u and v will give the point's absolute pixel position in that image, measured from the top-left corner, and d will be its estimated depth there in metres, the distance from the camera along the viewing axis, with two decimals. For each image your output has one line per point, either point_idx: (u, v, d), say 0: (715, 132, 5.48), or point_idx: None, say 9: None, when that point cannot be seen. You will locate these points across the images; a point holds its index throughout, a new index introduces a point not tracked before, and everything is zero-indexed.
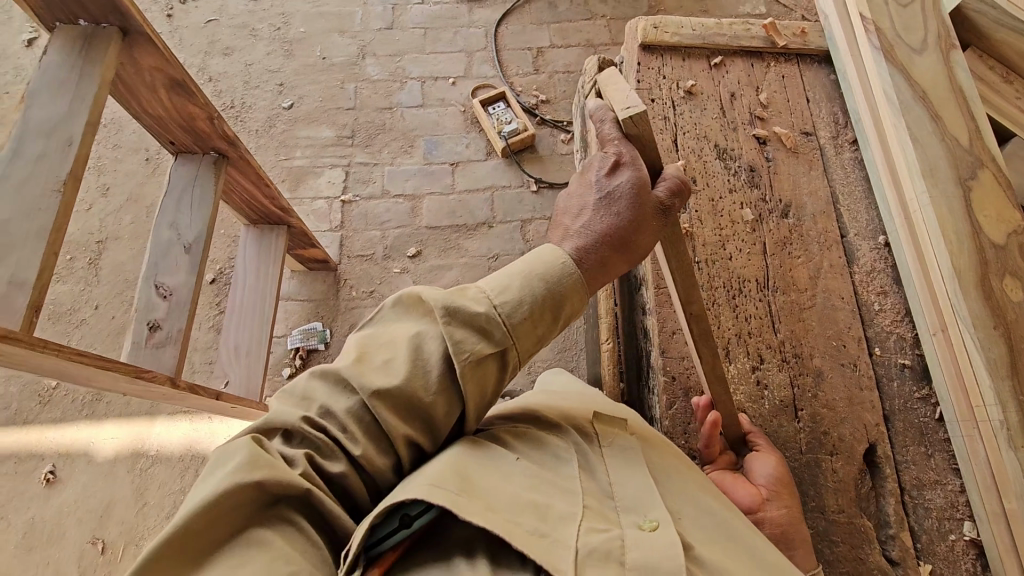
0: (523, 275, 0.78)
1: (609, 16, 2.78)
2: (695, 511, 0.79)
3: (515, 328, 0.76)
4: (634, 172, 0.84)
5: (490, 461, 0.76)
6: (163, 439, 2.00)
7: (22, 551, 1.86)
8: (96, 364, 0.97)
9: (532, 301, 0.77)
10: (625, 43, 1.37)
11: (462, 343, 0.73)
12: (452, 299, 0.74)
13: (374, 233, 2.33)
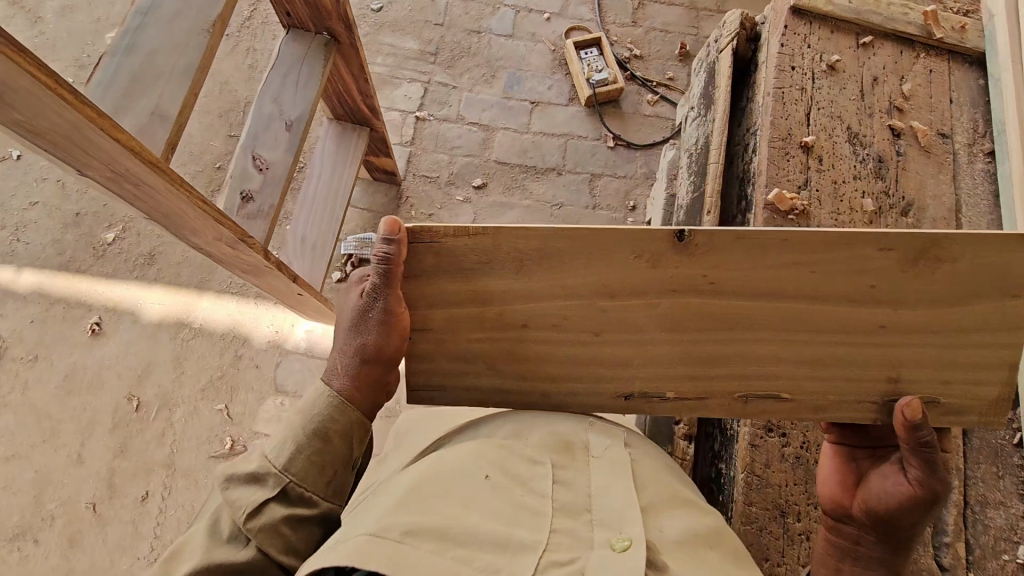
0: (292, 419, 0.97)
1: None
2: (677, 528, 0.84)
3: (289, 470, 0.93)
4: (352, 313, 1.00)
5: (457, 490, 0.81)
6: (209, 315, 2.03)
7: (61, 393, 1.92)
8: (213, 220, 0.97)
9: (294, 439, 0.95)
10: (774, 2, 1.29)
11: (240, 499, 0.91)
12: (230, 471, 0.95)
13: (442, 156, 2.27)
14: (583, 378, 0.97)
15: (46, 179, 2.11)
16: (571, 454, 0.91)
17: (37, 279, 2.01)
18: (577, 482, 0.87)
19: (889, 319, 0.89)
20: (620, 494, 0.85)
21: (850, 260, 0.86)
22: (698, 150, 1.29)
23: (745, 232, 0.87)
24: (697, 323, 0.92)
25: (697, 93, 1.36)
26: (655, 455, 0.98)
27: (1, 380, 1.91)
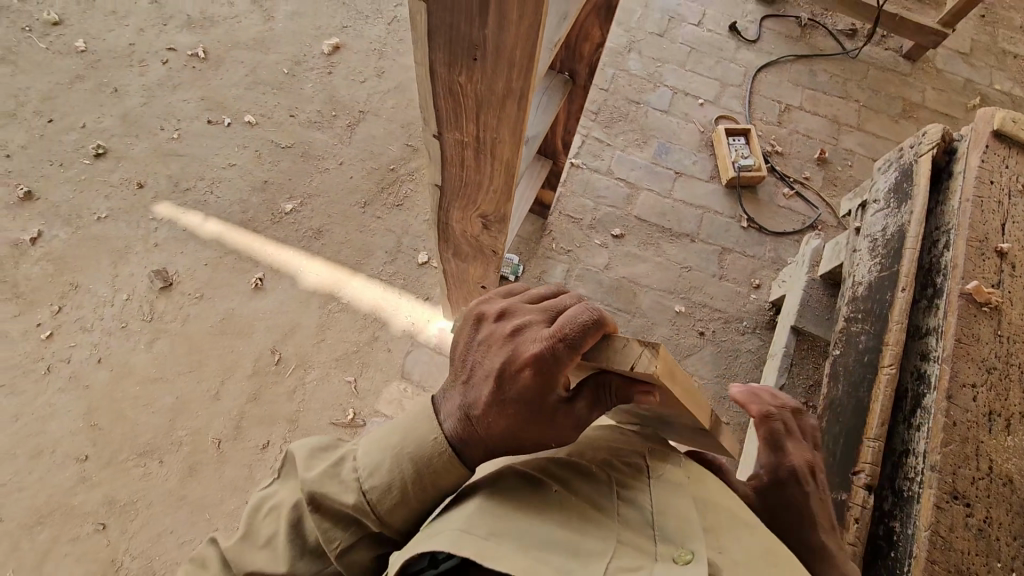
0: (395, 453, 0.80)
1: (862, 102, 2.86)
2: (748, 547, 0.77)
3: (386, 514, 0.79)
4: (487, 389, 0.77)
5: (516, 494, 0.74)
6: (356, 293, 2.20)
7: (216, 332, 2.09)
8: (505, 195, 1.11)
9: (401, 480, 0.79)
10: (975, 124, 1.43)
11: (331, 532, 0.78)
12: (319, 486, 0.80)
13: (587, 202, 2.47)
14: None
15: (246, 147, 2.37)
16: (631, 473, 0.83)
17: (219, 229, 2.24)
18: (642, 493, 0.80)
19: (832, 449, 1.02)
20: (682, 512, 0.77)
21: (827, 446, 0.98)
22: (888, 236, 1.42)
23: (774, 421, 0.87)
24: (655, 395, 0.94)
25: (887, 188, 1.51)
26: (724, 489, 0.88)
27: (169, 309, 2.10)
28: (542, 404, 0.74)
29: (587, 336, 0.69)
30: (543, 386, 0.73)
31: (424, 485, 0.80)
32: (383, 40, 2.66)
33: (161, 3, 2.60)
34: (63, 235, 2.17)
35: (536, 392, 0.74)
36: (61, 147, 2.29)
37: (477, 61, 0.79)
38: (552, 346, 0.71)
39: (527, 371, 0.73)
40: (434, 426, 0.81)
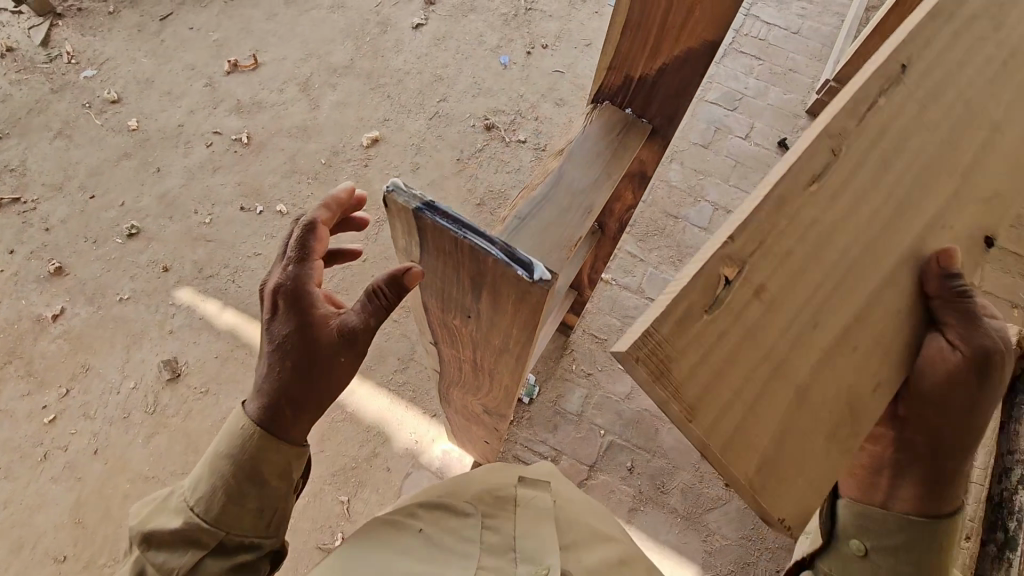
0: (206, 465, 0.88)
1: None
2: (595, 559, 1.05)
3: (214, 516, 0.86)
4: (288, 322, 0.88)
5: (395, 534, 1.04)
6: (362, 402, 2.12)
7: (214, 432, 2.02)
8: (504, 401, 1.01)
9: (224, 485, 0.87)
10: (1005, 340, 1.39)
11: (168, 561, 0.85)
12: (151, 523, 0.88)
13: (614, 321, 2.35)
14: (847, 210, 0.68)
15: (274, 236, 2.37)
16: (503, 510, 1.11)
17: (234, 320, 2.21)
18: (509, 522, 1.08)
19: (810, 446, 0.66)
20: (541, 534, 1.04)
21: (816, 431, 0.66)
22: None
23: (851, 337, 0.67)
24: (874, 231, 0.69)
25: None
26: (575, 512, 1.16)
27: (172, 401, 2.06)
28: (307, 320, 0.88)
29: (300, 237, 0.92)
30: (291, 298, 0.88)
31: (245, 476, 0.87)
32: (423, 137, 2.65)
33: (214, 86, 2.69)
34: (84, 313, 2.18)
35: (296, 311, 0.88)
36: (97, 223, 2.34)
37: (470, 317, 0.75)
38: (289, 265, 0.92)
39: (271, 300, 0.89)
40: (240, 413, 0.89)
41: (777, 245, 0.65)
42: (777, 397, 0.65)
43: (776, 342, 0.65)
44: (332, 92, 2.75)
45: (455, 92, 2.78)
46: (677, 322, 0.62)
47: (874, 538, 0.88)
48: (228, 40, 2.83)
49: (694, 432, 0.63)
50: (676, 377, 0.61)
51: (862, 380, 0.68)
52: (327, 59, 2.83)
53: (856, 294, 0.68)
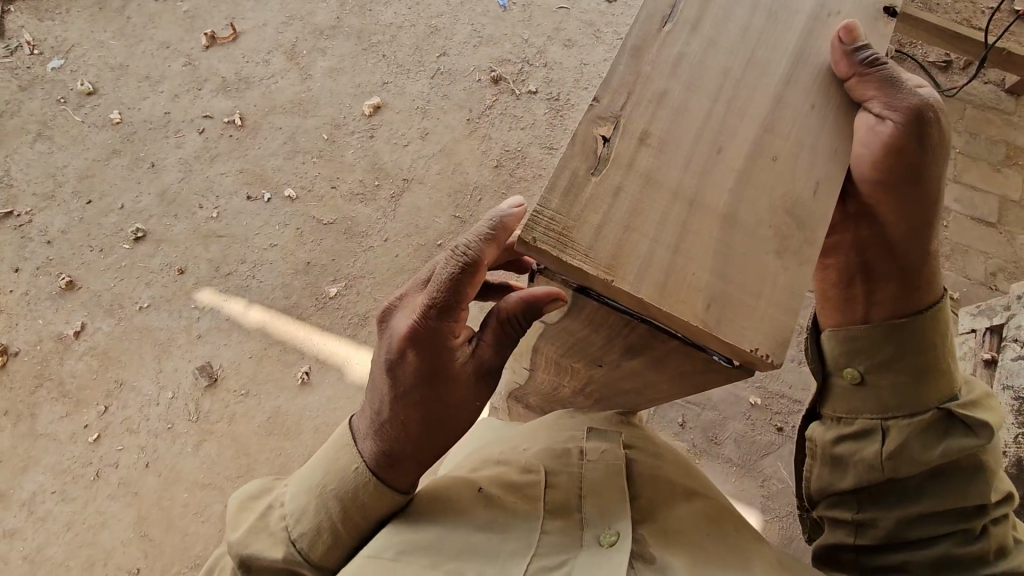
0: (308, 494, 0.86)
1: (957, 149, 2.58)
2: (698, 512, 0.94)
3: (316, 547, 0.85)
4: (425, 376, 0.81)
5: (452, 495, 0.91)
6: None
7: (263, 432, 1.99)
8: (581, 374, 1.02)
9: (330, 523, 0.85)
10: None
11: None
12: (244, 547, 0.85)
13: None
14: (691, 106, 0.73)
15: (288, 224, 2.25)
16: (565, 462, 0.97)
17: (263, 317, 2.13)
18: (580, 480, 0.94)
19: (750, 285, 0.68)
20: (615, 495, 0.92)
21: (759, 270, 0.69)
22: None
23: (751, 188, 0.71)
24: (739, 105, 0.74)
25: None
26: (667, 458, 1.04)
27: (215, 407, 2.02)
28: (450, 373, 0.83)
29: (454, 284, 0.79)
30: (427, 353, 0.81)
31: (348, 517, 0.85)
32: (428, 99, 2.47)
33: (194, 64, 2.49)
34: (107, 327, 2.10)
35: (439, 366, 0.82)
36: (101, 230, 2.22)
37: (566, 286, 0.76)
38: (433, 312, 0.80)
39: (411, 351, 0.81)
40: (353, 451, 0.86)
41: (646, 98, 0.74)
42: (705, 228, 0.70)
43: (680, 179, 0.71)
44: (322, 58, 2.53)
45: (455, 43, 2.57)
46: (563, 191, 0.70)
47: (863, 360, 0.96)
48: (198, 9, 2.59)
49: (635, 281, 0.67)
50: (589, 233, 0.69)
51: (794, 186, 0.72)
52: (311, 20, 2.60)
53: (752, 114, 0.73)
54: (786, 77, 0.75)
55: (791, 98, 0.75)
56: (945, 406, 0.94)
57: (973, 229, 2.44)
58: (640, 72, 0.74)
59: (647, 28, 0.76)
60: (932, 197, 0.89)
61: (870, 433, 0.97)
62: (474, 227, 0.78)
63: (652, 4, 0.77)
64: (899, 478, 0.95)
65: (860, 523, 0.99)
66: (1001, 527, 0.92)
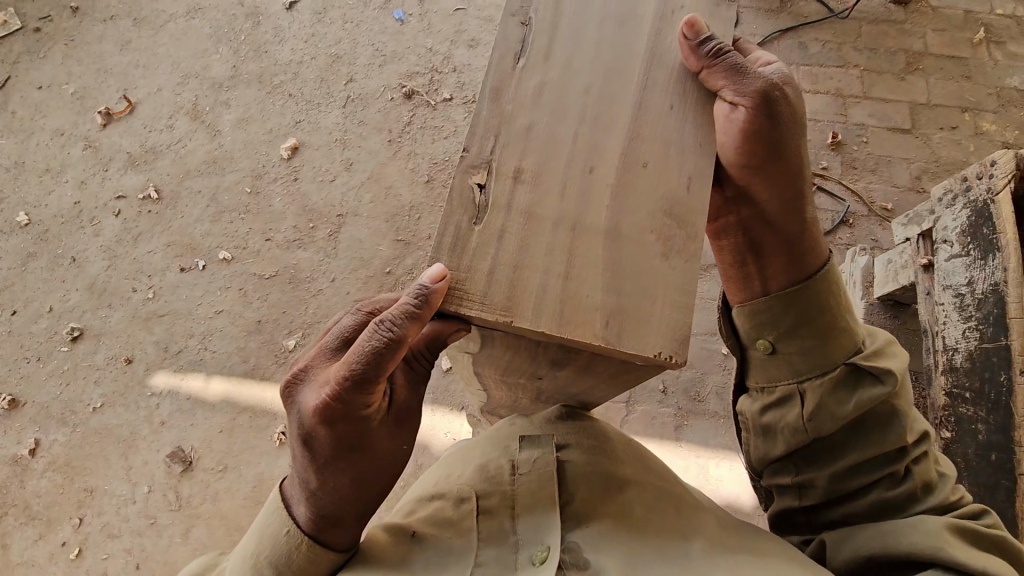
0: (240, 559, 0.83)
1: (862, 66, 2.66)
2: (640, 499, 0.89)
3: None
4: (345, 445, 0.76)
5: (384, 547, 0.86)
6: None
7: (250, 504, 1.90)
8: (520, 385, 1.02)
9: None
10: (998, 156, 1.23)
11: None
12: None
13: None
14: (556, 133, 0.76)
15: (229, 286, 2.18)
16: (497, 480, 0.93)
17: (225, 386, 2.05)
18: (513, 498, 0.89)
19: (642, 289, 0.71)
20: (546, 506, 0.87)
21: (648, 274, 0.71)
22: (979, 296, 1.20)
23: (631, 198, 0.74)
24: (602, 122, 0.77)
25: (952, 241, 1.31)
26: (619, 447, 1.00)
27: (195, 490, 1.92)
28: (373, 435, 0.78)
29: (375, 359, 0.71)
30: (348, 426, 0.75)
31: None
32: (345, 128, 2.42)
33: (95, 146, 2.38)
34: (63, 437, 2.00)
35: (364, 434, 0.77)
36: (34, 338, 2.11)
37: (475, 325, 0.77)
38: (350, 385, 0.72)
39: (329, 429, 0.74)
40: (286, 517, 0.81)
41: (513, 136, 0.76)
42: (593, 245, 0.72)
43: (560, 207, 0.73)
44: (227, 111, 2.45)
45: (360, 67, 2.52)
46: (450, 247, 0.73)
47: (771, 330, 0.91)
48: (88, 88, 2.48)
49: (534, 315, 0.70)
50: (481, 281, 0.71)
51: (669, 188, 0.74)
52: (207, 74, 2.51)
53: (616, 128, 0.76)
54: (642, 84, 0.79)
55: (650, 102, 0.78)
56: (850, 360, 0.89)
57: (892, 139, 2.52)
58: (503, 113, 0.76)
59: (503, 67, 0.78)
60: (801, 168, 0.87)
61: (787, 398, 0.92)
62: (402, 302, 0.70)
63: (503, 44, 0.79)
64: (823, 437, 0.90)
65: (801, 485, 0.93)
66: (924, 465, 0.88)
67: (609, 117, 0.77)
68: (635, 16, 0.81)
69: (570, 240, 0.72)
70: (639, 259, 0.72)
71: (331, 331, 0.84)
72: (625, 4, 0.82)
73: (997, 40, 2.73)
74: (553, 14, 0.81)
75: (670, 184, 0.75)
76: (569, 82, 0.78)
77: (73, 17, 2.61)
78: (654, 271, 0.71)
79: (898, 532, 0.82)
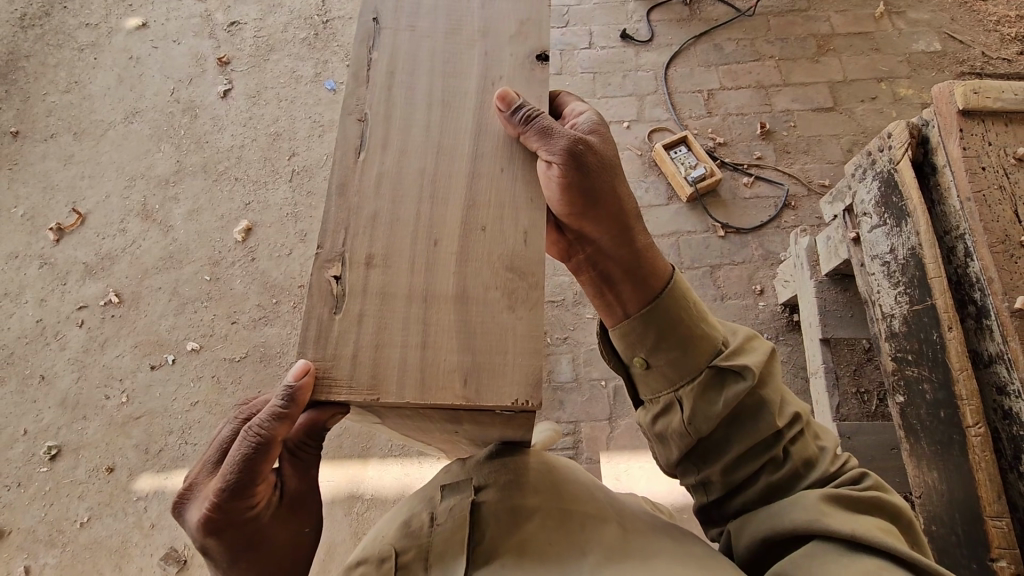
0: None
1: (777, 57, 2.78)
2: (552, 534, 0.88)
3: None
4: (241, 548, 0.77)
5: None
6: (377, 482, 1.97)
7: None
8: (456, 441, 1.05)
9: None
10: (893, 128, 1.30)
11: None
12: None
13: (564, 278, 2.29)
14: (398, 215, 0.81)
15: (202, 375, 2.18)
16: (416, 535, 0.92)
17: None
18: (428, 548, 0.89)
19: (488, 341, 0.74)
20: (457, 551, 0.87)
21: (489, 324, 0.75)
22: (902, 261, 1.25)
23: (474, 259, 0.79)
24: (440, 196, 0.82)
25: (870, 213, 1.36)
26: (540, 478, 0.99)
27: None
28: (267, 531, 0.78)
29: (245, 466, 0.73)
30: (237, 532, 0.76)
31: None
32: (295, 201, 2.47)
33: (51, 262, 2.41)
34: (53, 560, 1.96)
35: (257, 533, 0.77)
36: (11, 465, 2.09)
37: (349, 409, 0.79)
38: (225, 495, 0.74)
39: (218, 541, 0.76)
40: None
41: (361, 225, 0.81)
42: (443, 312, 0.76)
43: (410, 281, 0.78)
44: (177, 205, 2.50)
45: (301, 140, 2.60)
46: (314, 339, 0.75)
47: (642, 346, 0.95)
48: (37, 208, 2.52)
49: (397, 388, 0.72)
50: (346, 365, 0.74)
51: (508, 246, 0.80)
52: (153, 173, 2.57)
53: (454, 200, 0.82)
54: (472, 155, 0.85)
55: (482, 169, 0.84)
56: (714, 362, 0.93)
57: (818, 119, 2.62)
58: (349, 206, 0.81)
59: (347, 163, 0.84)
60: (623, 203, 0.97)
61: (670, 406, 0.95)
62: (266, 406, 0.74)
63: (343, 143, 0.85)
64: (707, 437, 0.93)
65: (703, 483, 0.96)
66: (802, 442, 0.92)
67: (445, 193, 0.82)
68: (457, 95, 0.89)
69: (421, 312, 0.76)
70: (482, 313, 0.76)
71: (214, 445, 0.85)
72: (446, 87, 0.90)
73: (897, 10, 2.88)
74: (385, 106, 0.88)
75: (505, 241, 0.80)
76: (404, 168, 0.84)
77: (14, 142, 2.67)
78: (495, 322, 0.75)
79: (781, 510, 0.85)
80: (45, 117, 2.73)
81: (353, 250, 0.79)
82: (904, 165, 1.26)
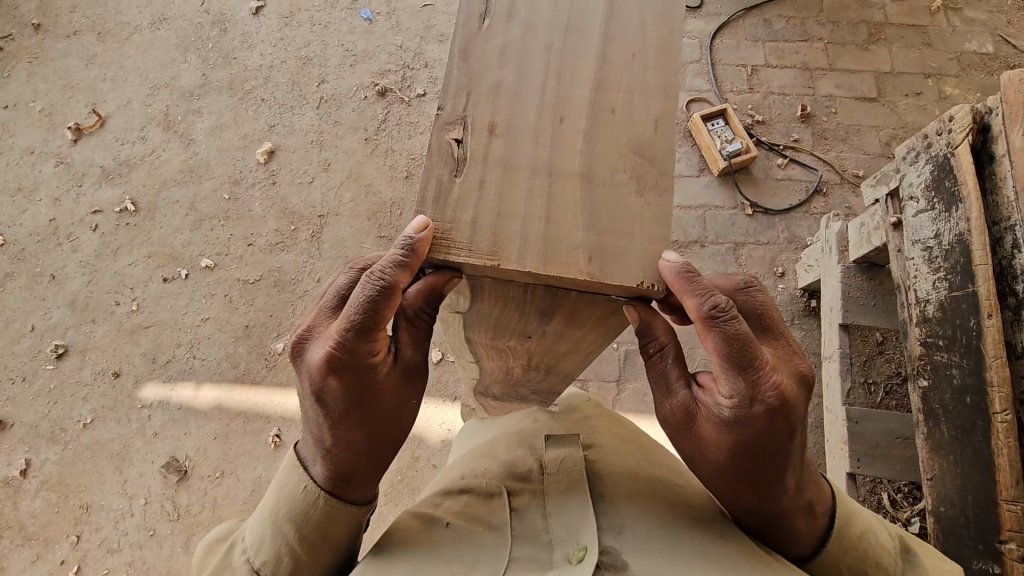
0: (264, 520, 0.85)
1: (826, 39, 2.70)
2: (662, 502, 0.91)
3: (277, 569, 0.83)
4: (349, 395, 0.76)
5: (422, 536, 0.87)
6: None
7: (249, 508, 1.89)
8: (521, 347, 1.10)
9: (289, 549, 0.82)
10: (957, 112, 1.26)
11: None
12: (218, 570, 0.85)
13: None
14: (522, 90, 0.78)
15: (214, 294, 2.17)
16: (526, 479, 0.96)
17: (216, 394, 2.04)
18: (545, 495, 0.92)
19: (616, 233, 0.75)
20: (577, 501, 0.89)
21: (627, 216, 0.76)
22: (946, 247, 1.23)
23: (603, 142, 0.77)
24: (571, 67, 0.80)
25: (919, 195, 1.34)
26: (647, 462, 1.02)
27: (193, 499, 1.91)
28: (381, 385, 0.78)
29: (370, 307, 0.73)
30: (353, 380, 0.75)
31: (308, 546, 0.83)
32: (320, 129, 2.41)
33: (67, 162, 2.36)
34: (55, 456, 1.98)
35: (371, 383, 0.77)
36: (18, 359, 2.09)
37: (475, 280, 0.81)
38: (347, 339, 0.74)
39: (334, 381, 0.75)
40: (304, 475, 0.84)
41: (482, 93, 0.78)
42: (568, 189, 0.76)
43: (534, 155, 0.77)
44: (200, 119, 2.44)
45: (331, 68, 2.52)
46: (433, 200, 0.75)
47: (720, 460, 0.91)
48: (55, 105, 2.45)
49: (519, 256, 0.74)
50: (465, 229, 0.75)
51: (636, 130, 0.78)
52: (176, 84, 2.49)
53: (582, 79, 0.79)
54: (603, 36, 0.81)
55: (613, 52, 0.80)
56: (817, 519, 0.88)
57: (860, 107, 2.57)
58: (471, 71, 0.78)
59: (469, 28, 0.80)
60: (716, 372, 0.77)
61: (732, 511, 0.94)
62: (388, 253, 0.74)
63: (466, 7, 0.81)
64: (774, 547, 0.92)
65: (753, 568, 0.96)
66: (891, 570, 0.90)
67: (577, 66, 0.80)
68: None
69: (547, 186, 0.76)
70: (616, 196, 0.76)
71: (330, 292, 0.85)
72: None
73: (955, 7, 2.80)
74: None
75: (634, 129, 0.78)
76: (524, 43, 0.80)
77: (34, 35, 2.58)
78: (627, 215, 0.76)
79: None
80: (69, 13, 2.63)
81: (477, 115, 0.77)
82: (957, 154, 1.24)
